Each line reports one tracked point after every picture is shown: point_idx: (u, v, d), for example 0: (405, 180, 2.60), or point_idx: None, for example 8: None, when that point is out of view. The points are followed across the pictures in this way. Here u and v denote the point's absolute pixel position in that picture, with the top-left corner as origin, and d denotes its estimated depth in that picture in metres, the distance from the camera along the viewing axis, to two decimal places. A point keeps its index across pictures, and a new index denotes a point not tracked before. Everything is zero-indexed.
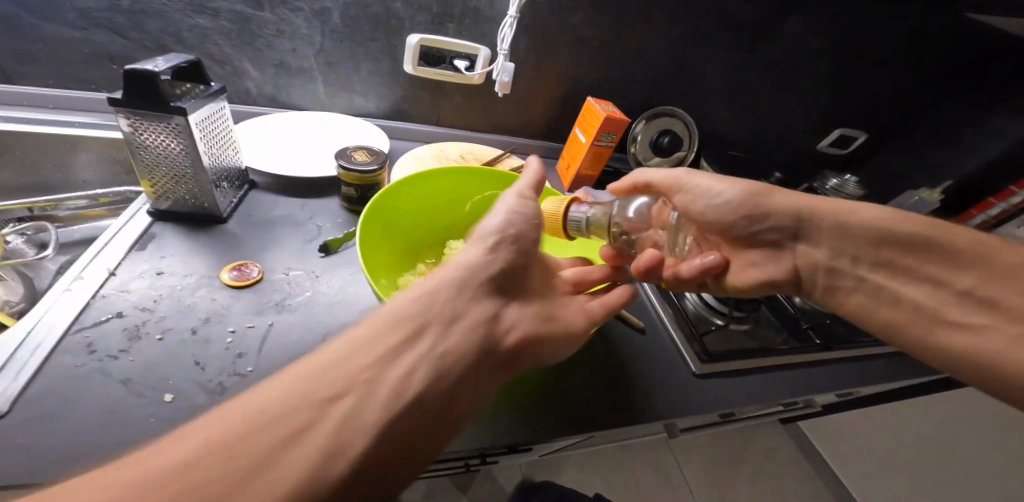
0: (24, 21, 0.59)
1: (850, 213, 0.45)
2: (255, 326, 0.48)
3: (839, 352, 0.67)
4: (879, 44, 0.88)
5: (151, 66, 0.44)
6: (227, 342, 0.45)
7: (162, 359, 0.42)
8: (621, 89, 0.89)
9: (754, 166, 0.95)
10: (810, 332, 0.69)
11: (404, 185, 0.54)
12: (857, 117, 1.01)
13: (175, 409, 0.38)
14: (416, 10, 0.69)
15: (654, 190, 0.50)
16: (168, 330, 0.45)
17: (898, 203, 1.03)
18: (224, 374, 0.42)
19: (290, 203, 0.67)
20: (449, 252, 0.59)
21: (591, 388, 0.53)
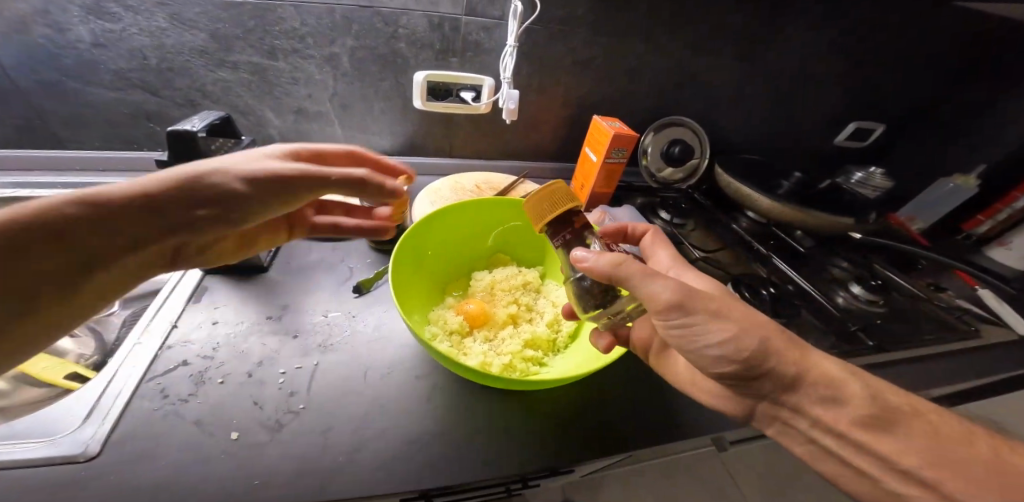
0: (67, 86, 0.63)
1: (835, 380, 0.37)
2: (302, 367, 0.50)
3: (894, 353, 0.62)
4: (886, 35, 0.86)
5: (190, 127, 0.48)
6: (280, 383, 0.48)
7: (226, 401, 0.45)
8: (628, 103, 0.89)
9: (773, 167, 0.92)
10: (860, 334, 0.63)
11: (431, 219, 0.54)
12: (874, 107, 0.98)
13: (242, 447, 0.41)
14: (420, 48, 0.71)
15: (663, 308, 0.36)
16: (228, 373, 0.48)
17: (930, 193, 0.98)
18: (281, 411, 0.45)
19: (322, 247, 0.67)
20: (475, 283, 0.58)
21: (631, 405, 0.52)
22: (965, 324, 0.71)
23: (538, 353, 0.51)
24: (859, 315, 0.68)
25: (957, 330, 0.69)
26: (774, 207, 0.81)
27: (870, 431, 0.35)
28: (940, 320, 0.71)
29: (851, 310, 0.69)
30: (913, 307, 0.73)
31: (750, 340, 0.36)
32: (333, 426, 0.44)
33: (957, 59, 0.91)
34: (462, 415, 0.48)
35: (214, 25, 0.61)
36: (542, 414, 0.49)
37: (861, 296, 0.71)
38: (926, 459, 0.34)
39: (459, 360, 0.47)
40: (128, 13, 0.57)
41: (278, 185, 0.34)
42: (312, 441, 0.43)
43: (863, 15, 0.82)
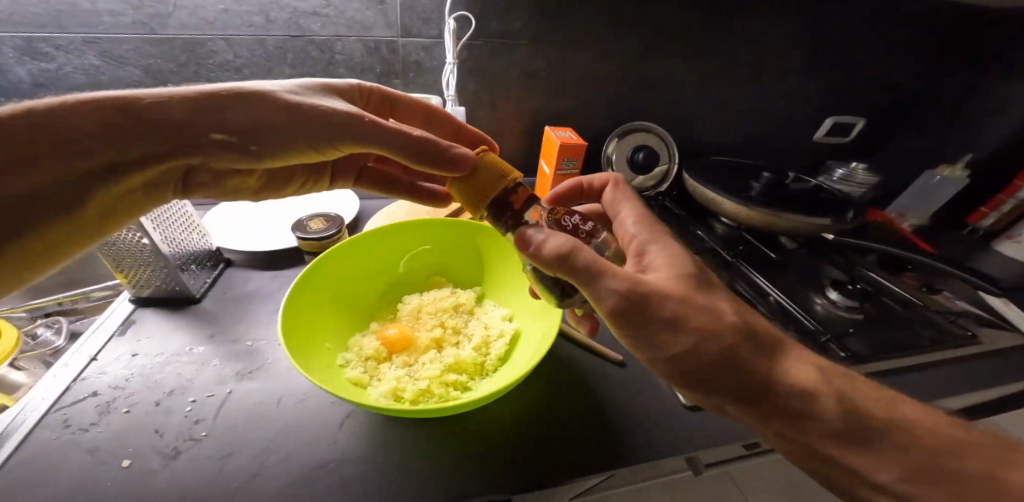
0: None
1: (813, 387, 0.32)
2: (214, 395, 0.47)
3: (876, 363, 0.54)
4: (857, 27, 0.82)
5: None
6: (187, 411, 0.45)
7: (130, 428, 0.43)
8: (585, 112, 0.87)
9: (741, 168, 0.88)
10: (833, 345, 0.56)
11: (351, 245, 0.53)
12: (854, 102, 0.93)
13: (131, 475, 0.39)
14: (360, 73, 0.71)
15: (617, 308, 0.32)
16: (137, 402, 0.46)
17: (915, 185, 0.92)
18: (181, 439, 0.42)
19: (263, 276, 0.66)
20: (402, 306, 0.56)
21: (565, 431, 0.46)
22: (960, 329, 0.63)
23: (460, 378, 0.47)
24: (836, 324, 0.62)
25: (952, 336, 0.61)
26: (742, 211, 0.76)
27: (851, 448, 0.31)
28: (930, 325, 0.64)
29: (828, 318, 0.63)
30: (901, 312, 0.66)
31: (714, 345, 0.32)
32: (233, 452, 0.42)
33: (933, 46, 0.86)
34: (370, 444, 0.44)
35: (147, 61, 0.62)
36: (461, 440, 0.45)
37: (840, 303, 0.64)
38: (902, 471, 0.30)
39: (367, 389, 0.44)
40: (60, 52, 0.59)
41: (317, 120, 0.36)
42: (208, 468, 0.40)
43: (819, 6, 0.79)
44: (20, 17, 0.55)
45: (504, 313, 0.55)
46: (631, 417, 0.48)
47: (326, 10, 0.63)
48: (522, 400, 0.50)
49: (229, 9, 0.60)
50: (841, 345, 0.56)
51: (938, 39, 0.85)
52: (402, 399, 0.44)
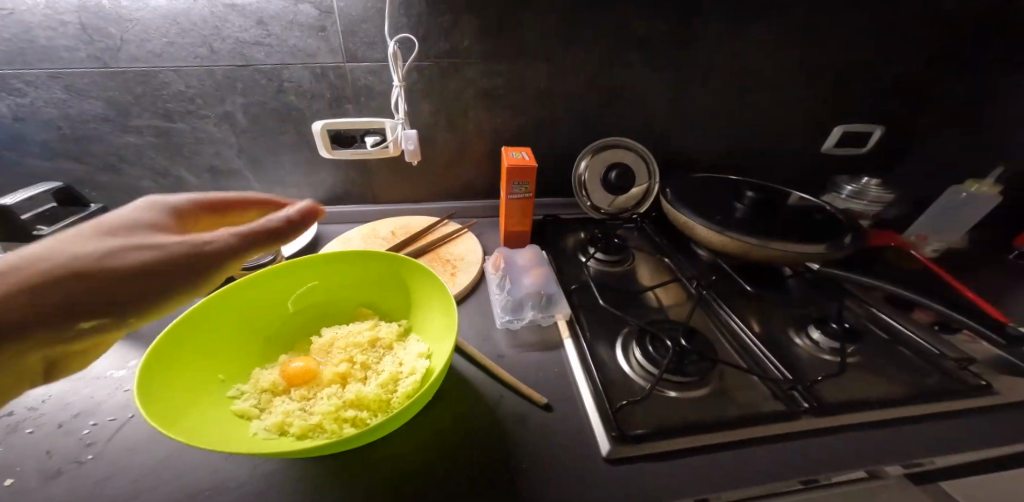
0: (6, 159, 0.70)
1: None
2: (114, 419, 0.46)
3: (844, 414, 0.46)
4: (847, 25, 0.74)
5: (12, 200, 0.46)
6: (84, 433, 0.44)
7: (24, 448, 0.42)
8: (551, 130, 0.83)
9: (724, 187, 0.80)
10: (796, 392, 0.48)
11: (263, 277, 0.52)
12: (856, 109, 0.84)
13: (6, 495, 0.38)
14: (311, 100, 0.72)
15: None
16: (42, 422, 0.45)
17: (940, 202, 0.81)
18: (66, 461, 0.41)
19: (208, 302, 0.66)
20: (315, 339, 0.53)
21: (466, 478, 0.41)
22: (974, 377, 0.52)
23: (358, 413, 0.43)
24: (812, 366, 0.53)
25: (958, 386, 0.50)
26: (714, 238, 0.66)
27: None
28: (932, 371, 0.53)
29: (804, 360, 0.54)
30: (907, 355, 0.56)
31: None
32: (112, 476, 0.40)
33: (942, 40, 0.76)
34: (251, 474, 0.41)
35: (107, 93, 0.66)
36: (351, 483, 0.41)
37: (823, 344, 0.55)
38: None
39: (251, 425, 0.41)
40: (31, 88, 0.63)
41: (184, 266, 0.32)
42: (80, 492, 0.38)
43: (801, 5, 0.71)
44: None
45: (421, 348, 0.51)
46: (544, 462, 0.43)
47: (269, 40, 0.65)
48: (429, 436, 0.45)
49: (174, 42, 0.63)
50: (806, 395, 0.47)
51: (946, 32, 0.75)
52: (286, 436, 0.40)
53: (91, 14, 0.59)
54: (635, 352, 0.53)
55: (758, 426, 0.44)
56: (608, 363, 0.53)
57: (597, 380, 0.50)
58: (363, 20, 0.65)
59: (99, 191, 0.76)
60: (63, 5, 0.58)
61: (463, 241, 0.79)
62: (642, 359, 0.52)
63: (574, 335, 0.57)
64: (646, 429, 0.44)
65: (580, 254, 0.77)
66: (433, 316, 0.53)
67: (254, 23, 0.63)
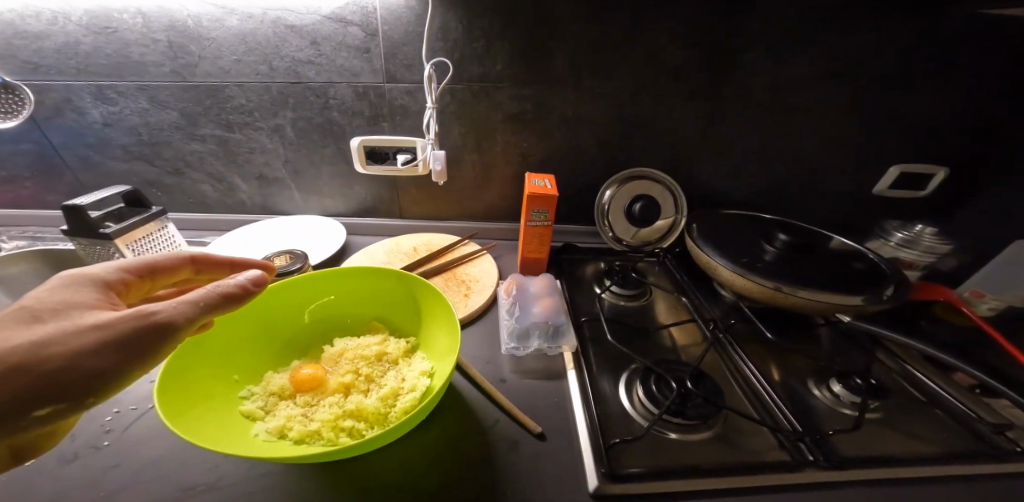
0: (93, 160, 0.79)
1: None
2: (136, 409, 0.49)
3: (859, 471, 0.41)
4: (901, 59, 0.69)
5: (87, 201, 0.51)
6: (107, 420, 0.47)
7: None
8: (577, 157, 0.84)
9: (755, 227, 0.76)
10: (804, 444, 0.44)
11: (285, 286, 0.55)
12: (907, 149, 0.78)
13: (28, 473, 0.41)
14: (351, 116, 0.77)
15: None
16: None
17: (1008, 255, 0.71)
18: (85, 445, 0.44)
19: None
20: (328, 349, 0.55)
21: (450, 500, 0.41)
22: (1012, 444, 0.46)
23: (355, 424, 0.45)
24: (830, 418, 0.48)
25: (996, 451, 0.45)
26: (738, 281, 0.62)
27: None
28: (966, 433, 0.48)
29: (822, 413, 0.49)
30: (940, 416, 0.50)
31: None
32: (119, 465, 0.42)
33: (1013, 75, 0.69)
34: (247, 471, 0.43)
35: (181, 105, 0.74)
36: (340, 488, 0.42)
37: (843, 397, 0.50)
38: None
39: (255, 426, 0.43)
40: (121, 98, 0.72)
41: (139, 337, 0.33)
42: (89, 479, 0.41)
43: (845, 36, 0.68)
44: (92, 69, 0.69)
45: (423, 366, 0.52)
46: (522, 490, 0.42)
47: (320, 59, 0.71)
48: (421, 448, 0.46)
49: (241, 59, 0.70)
50: (814, 448, 0.43)
51: (1006, 60, 0.68)
52: (284, 439, 0.42)
53: (177, 33, 0.67)
54: (638, 390, 0.50)
55: (754, 476, 0.41)
56: (608, 398, 0.51)
57: (592, 413, 0.48)
58: (403, 43, 0.70)
59: (165, 192, 0.85)
60: (156, 24, 0.66)
61: (481, 262, 0.80)
62: (644, 398, 0.49)
63: (576, 365, 0.56)
64: (633, 468, 0.42)
65: (596, 285, 0.76)
66: (433, 337, 0.55)
67: (309, 44, 0.69)
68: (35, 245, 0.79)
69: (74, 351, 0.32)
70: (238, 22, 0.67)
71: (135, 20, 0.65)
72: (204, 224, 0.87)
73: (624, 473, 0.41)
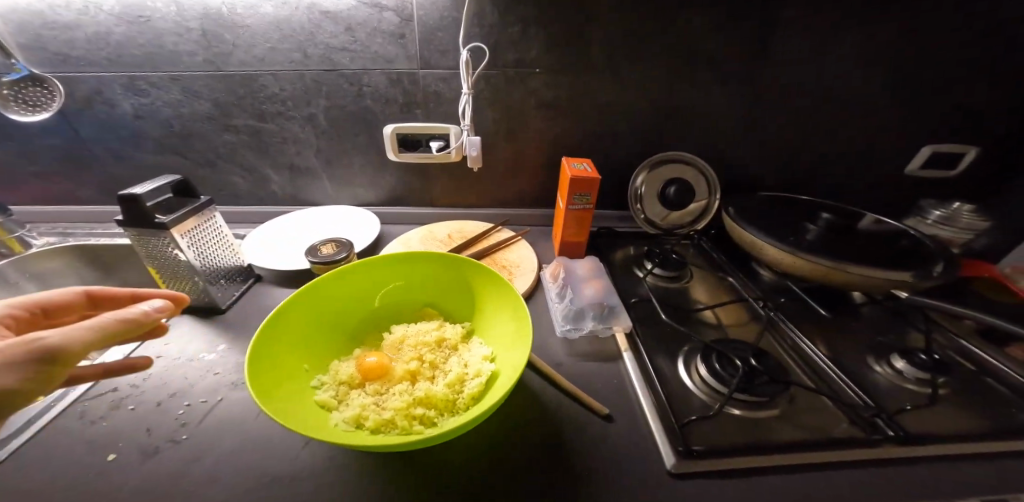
0: (126, 154, 0.79)
1: None
2: (206, 401, 0.46)
3: (934, 447, 0.42)
4: (945, 35, 0.69)
5: (141, 190, 0.50)
6: (180, 413, 0.44)
7: (126, 425, 0.42)
8: (610, 142, 0.83)
9: (794, 207, 0.76)
10: (881, 421, 0.44)
11: (343, 273, 0.54)
12: (944, 128, 0.78)
13: (114, 470, 0.38)
14: (385, 104, 0.76)
15: None
16: (142, 400, 0.45)
17: None
18: (163, 439, 0.42)
19: (282, 293, 0.68)
20: (387, 336, 0.55)
21: (541, 488, 0.41)
22: None
23: (426, 412, 0.45)
24: (891, 395, 0.49)
25: None
26: (788, 258, 0.63)
27: None
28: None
29: (886, 389, 0.50)
30: (997, 389, 0.51)
31: None
32: (202, 459, 0.41)
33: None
34: (333, 460, 0.43)
35: (214, 95, 0.73)
36: (420, 474, 0.42)
37: (907, 374, 0.51)
38: None
39: (331, 414, 0.43)
40: (153, 89, 0.71)
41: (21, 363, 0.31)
42: (174, 475, 0.39)
43: (872, 6, 0.66)
44: (123, 59, 0.68)
45: (485, 352, 0.52)
46: (610, 473, 0.42)
47: (354, 45, 0.70)
48: (492, 432, 0.47)
49: (276, 47, 0.69)
50: (891, 423, 0.44)
51: None
52: (363, 428, 0.42)
53: (211, 21, 0.65)
54: (700, 366, 0.51)
55: (834, 452, 0.41)
56: (668, 377, 0.52)
57: (659, 396, 0.49)
58: (438, 28, 0.69)
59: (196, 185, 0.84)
60: (190, 13, 0.64)
61: (517, 248, 0.80)
62: (707, 375, 0.50)
63: (632, 348, 0.57)
64: (710, 446, 0.43)
65: (636, 268, 0.77)
66: (500, 322, 0.54)
67: (343, 30, 0.68)
68: (67, 243, 0.78)
69: None
70: (272, 8, 0.65)
71: (168, 7, 0.64)
72: (237, 217, 0.87)
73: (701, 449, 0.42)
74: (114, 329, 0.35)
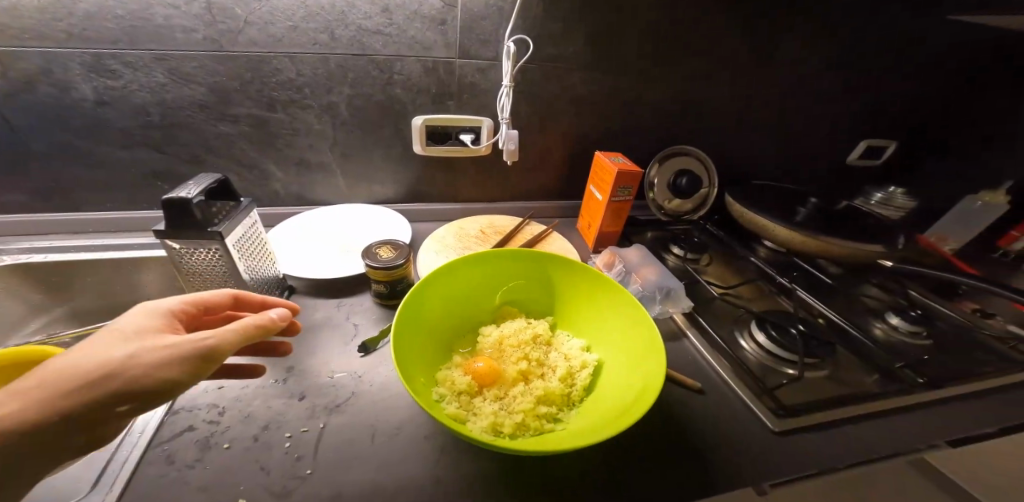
0: (79, 148, 0.63)
1: None
2: (309, 430, 0.42)
3: (951, 388, 0.56)
4: (889, 52, 0.85)
5: (185, 192, 0.42)
6: (288, 447, 0.40)
7: (234, 467, 0.38)
8: (630, 138, 0.88)
9: (786, 193, 0.90)
10: (908, 371, 0.59)
11: (433, 277, 0.51)
12: (880, 127, 0.97)
13: None
14: (416, 94, 0.71)
15: None
16: (235, 436, 0.41)
17: (956, 210, 0.94)
18: (286, 477, 0.38)
19: (328, 304, 0.61)
20: (482, 339, 0.54)
21: (671, 459, 0.46)
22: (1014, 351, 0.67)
23: (551, 409, 0.46)
24: (900, 348, 0.65)
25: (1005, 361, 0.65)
26: (797, 238, 0.76)
27: None
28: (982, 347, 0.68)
29: (890, 342, 0.66)
30: (948, 330, 0.70)
31: None
32: (340, 492, 0.38)
33: (952, 69, 0.90)
34: (477, 473, 0.42)
35: (213, 79, 0.61)
36: (568, 470, 0.43)
37: (901, 327, 0.67)
38: None
39: (467, 424, 0.42)
40: (129, 69, 0.58)
41: (180, 354, 0.32)
42: None
43: (844, 25, 0.80)
44: (91, 33, 0.54)
45: (582, 344, 0.55)
46: (724, 443, 0.48)
47: (389, 29, 0.64)
48: None
49: (298, 26, 0.60)
50: (918, 373, 0.58)
51: (943, 55, 0.87)
52: (504, 433, 0.42)
53: None
54: (759, 335, 0.60)
55: (887, 399, 0.54)
56: (735, 346, 0.61)
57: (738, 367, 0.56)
58: (481, 17, 0.66)
59: (175, 184, 0.70)
60: None
61: (553, 240, 0.81)
62: (768, 342, 0.59)
63: (698, 327, 0.63)
64: (795, 405, 0.52)
65: (664, 252, 0.84)
66: (592, 315, 0.57)
67: (379, 11, 0.62)
68: None
69: (134, 359, 0.31)
70: None
71: None
72: None
73: (791, 410, 0.51)
74: (251, 333, 0.37)
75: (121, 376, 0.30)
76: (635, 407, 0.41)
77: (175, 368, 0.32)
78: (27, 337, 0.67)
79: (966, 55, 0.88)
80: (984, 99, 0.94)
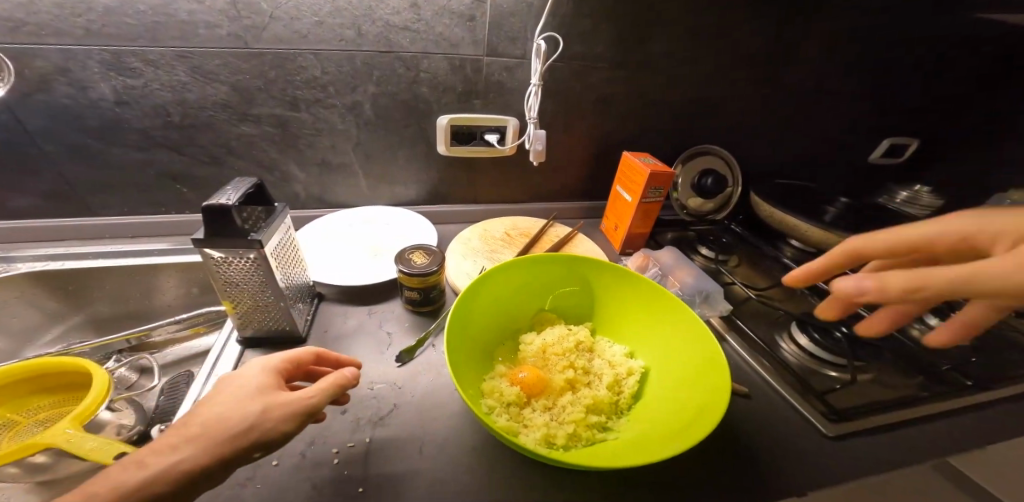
0: (96, 150, 0.60)
1: None
2: (356, 445, 0.41)
3: (1000, 390, 0.56)
4: (918, 48, 0.84)
5: (225, 199, 0.40)
6: (337, 462, 0.39)
7: (286, 485, 0.37)
8: (656, 136, 0.86)
9: (813, 192, 0.88)
10: (955, 373, 0.58)
11: (475, 285, 0.50)
12: (903, 125, 0.96)
13: None
14: (442, 92, 0.69)
15: None
16: (283, 453, 0.40)
17: (983, 208, 0.93)
18: (339, 495, 0.36)
19: (358, 312, 0.59)
20: (525, 347, 0.52)
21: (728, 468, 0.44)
22: None
23: (601, 418, 0.45)
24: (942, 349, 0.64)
25: None
26: (829, 239, 0.74)
27: None
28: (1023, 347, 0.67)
29: None
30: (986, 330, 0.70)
31: None
32: None
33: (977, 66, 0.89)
34: (534, 487, 0.40)
35: (235, 77, 0.59)
36: (626, 483, 0.42)
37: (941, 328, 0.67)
38: None
39: (519, 436, 0.41)
40: (148, 68, 0.55)
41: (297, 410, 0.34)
42: None
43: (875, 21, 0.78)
44: (110, 29, 0.51)
45: (625, 351, 0.53)
46: (779, 449, 0.46)
47: (418, 25, 0.61)
48: None
49: (324, 22, 0.58)
50: (965, 376, 0.57)
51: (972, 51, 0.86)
52: (559, 444, 0.40)
53: None
54: (800, 338, 0.59)
55: (939, 403, 0.53)
56: (777, 350, 0.59)
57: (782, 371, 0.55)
58: (511, 13, 0.64)
59: (193, 187, 0.68)
60: None
61: (580, 242, 0.80)
62: (811, 345, 0.58)
63: (737, 331, 0.62)
64: (847, 409, 0.51)
65: (691, 253, 0.83)
66: (634, 322, 0.55)
67: (408, 6, 0.59)
68: (13, 271, 0.60)
69: (260, 418, 0.32)
70: None
71: None
72: None
73: (843, 414, 0.50)
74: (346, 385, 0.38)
75: (250, 434, 0.31)
76: (697, 419, 0.40)
77: (292, 423, 0.34)
78: (45, 347, 0.65)
79: (994, 51, 0.87)
80: (1010, 95, 0.93)
